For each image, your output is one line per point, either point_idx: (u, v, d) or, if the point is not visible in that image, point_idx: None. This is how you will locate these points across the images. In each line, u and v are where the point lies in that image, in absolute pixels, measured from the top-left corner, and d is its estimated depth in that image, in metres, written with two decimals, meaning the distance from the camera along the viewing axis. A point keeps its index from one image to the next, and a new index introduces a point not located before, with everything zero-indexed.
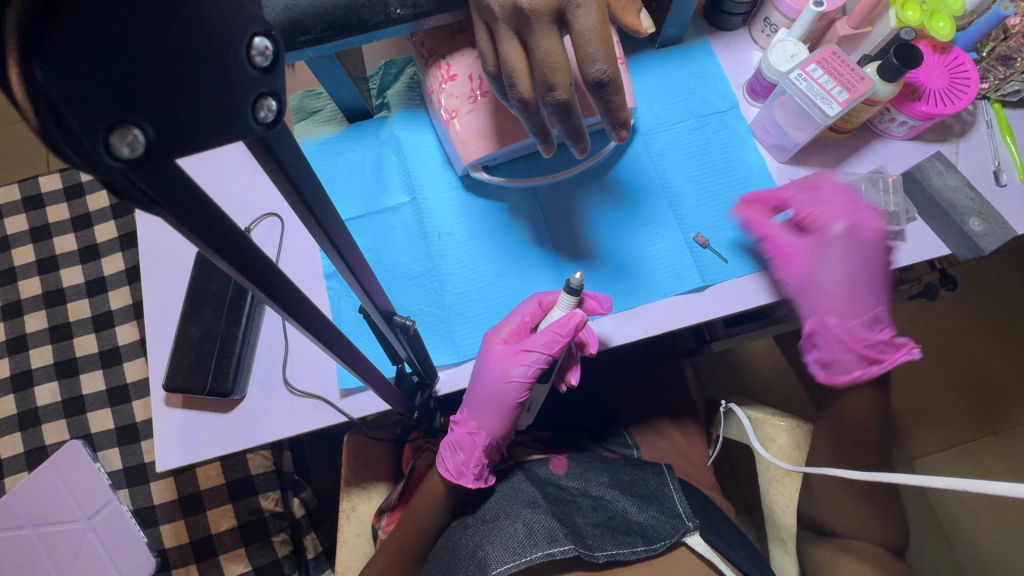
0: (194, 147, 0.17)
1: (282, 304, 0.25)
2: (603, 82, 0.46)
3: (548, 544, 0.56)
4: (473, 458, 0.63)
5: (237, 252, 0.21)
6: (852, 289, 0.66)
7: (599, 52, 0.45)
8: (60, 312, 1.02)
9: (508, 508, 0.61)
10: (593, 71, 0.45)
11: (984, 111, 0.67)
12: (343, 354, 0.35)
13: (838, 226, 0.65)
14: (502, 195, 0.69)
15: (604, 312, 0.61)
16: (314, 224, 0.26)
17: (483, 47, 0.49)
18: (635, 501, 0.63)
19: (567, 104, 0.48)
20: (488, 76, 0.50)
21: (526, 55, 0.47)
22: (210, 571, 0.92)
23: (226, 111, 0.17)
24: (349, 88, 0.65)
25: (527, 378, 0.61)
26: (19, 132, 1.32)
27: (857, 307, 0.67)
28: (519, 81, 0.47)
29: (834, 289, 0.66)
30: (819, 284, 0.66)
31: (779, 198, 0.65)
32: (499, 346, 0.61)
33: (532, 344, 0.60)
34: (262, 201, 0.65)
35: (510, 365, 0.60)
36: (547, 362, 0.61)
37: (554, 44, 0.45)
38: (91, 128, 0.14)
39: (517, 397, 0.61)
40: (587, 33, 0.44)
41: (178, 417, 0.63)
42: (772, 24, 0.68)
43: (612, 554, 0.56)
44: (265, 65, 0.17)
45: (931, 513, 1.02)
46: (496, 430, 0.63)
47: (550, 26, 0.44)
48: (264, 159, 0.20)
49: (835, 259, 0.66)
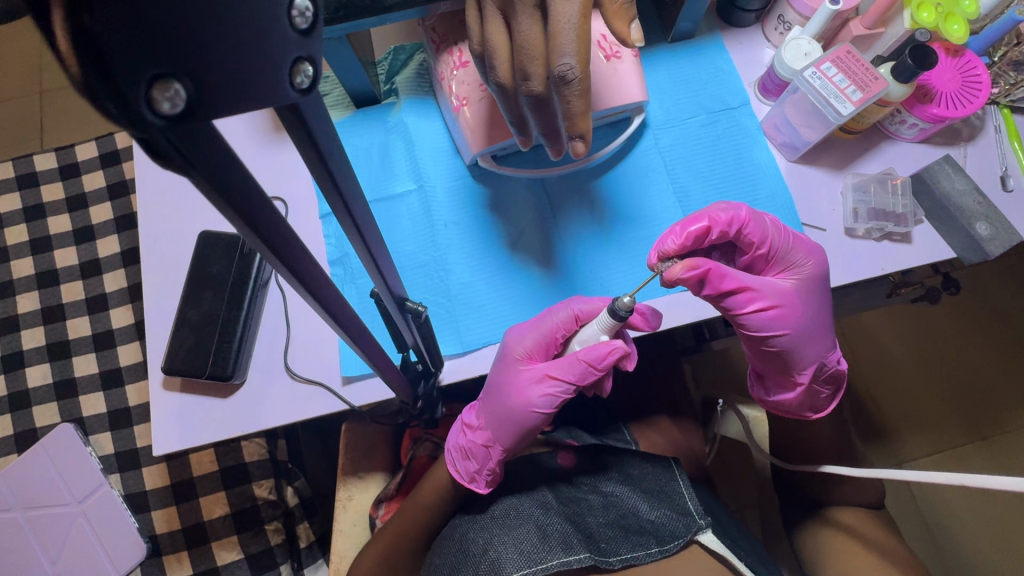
0: (233, 107, 0.16)
1: (302, 279, 0.25)
2: (567, 78, 0.44)
3: (564, 552, 0.56)
4: (484, 467, 0.62)
5: (260, 223, 0.20)
6: (818, 312, 0.61)
7: (570, 45, 0.44)
8: (53, 293, 1.00)
9: (519, 507, 0.62)
10: (559, 64, 0.44)
11: (993, 116, 0.67)
12: (355, 337, 0.34)
13: (806, 259, 0.60)
14: (510, 186, 0.68)
15: (650, 330, 0.59)
16: (338, 199, 0.25)
17: (469, 25, 0.47)
18: (645, 498, 0.63)
19: (543, 98, 0.47)
20: (474, 56, 0.49)
21: (509, 37, 0.46)
22: (202, 557, 0.91)
23: (265, 74, 0.16)
24: (358, 72, 0.64)
25: (550, 405, 0.59)
26: (17, 109, 1.30)
27: (822, 331, 0.62)
28: (499, 65, 0.47)
29: (820, 323, 0.61)
30: (810, 324, 0.60)
31: (744, 221, 0.57)
32: (523, 366, 0.59)
33: (563, 368, 0.58)
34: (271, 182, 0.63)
35: (536, 384, 0.59)
36: (573, 389, 0.59)
37: (535, 30, 0.44)
38: (135, 80, 0.14)
39: (537, 422, 0.60)
40: (563, 23, 0.43)
41: (175, 401, 0.62)
42: (786, 21, 0.68)
43: (626, 559, 0.57)
44: (304, 27, 0.17)
45: (921, 515, 1.03)
46: (510, 447, 0.62)
47: (531, 9, 0.44)
48: (293, 125, 0.20)
49: (803, 292, 0.60)
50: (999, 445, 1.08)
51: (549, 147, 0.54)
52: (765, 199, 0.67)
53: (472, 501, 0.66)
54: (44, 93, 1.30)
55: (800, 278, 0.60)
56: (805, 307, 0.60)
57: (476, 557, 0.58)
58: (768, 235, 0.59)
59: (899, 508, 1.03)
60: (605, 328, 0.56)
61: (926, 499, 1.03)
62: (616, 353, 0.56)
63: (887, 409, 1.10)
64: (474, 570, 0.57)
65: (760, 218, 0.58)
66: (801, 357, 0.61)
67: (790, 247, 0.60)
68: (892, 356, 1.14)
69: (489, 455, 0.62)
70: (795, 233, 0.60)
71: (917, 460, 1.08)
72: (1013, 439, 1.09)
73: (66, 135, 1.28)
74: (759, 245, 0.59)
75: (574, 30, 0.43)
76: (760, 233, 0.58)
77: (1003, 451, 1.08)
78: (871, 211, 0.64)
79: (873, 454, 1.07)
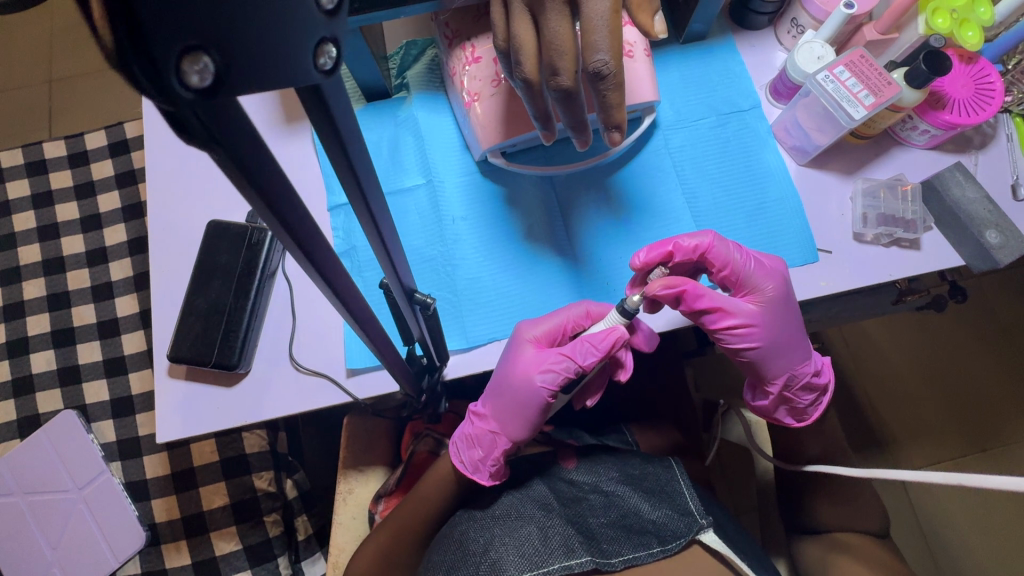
0: (260, 86, 0.16)
1: (315, 263, 0.25)
2: (602, 73, 0.46)
3: (565, 556, 0.56)
4: (490, 456, 0.62)
5: (278, 203, 0.20)
6: (787, 338, 0.60)
7: (604, 41, 0.44)
8: (59, 280, 1.01)
9: (520, 508, 0.61)
10: (594, 60, 0.45)
11: (1005, 124, 0.67)
12: (365, 325, 0.35)
13: (769, 278, 0.59)
14: (517, 183, 0.68)
15: (646, 349, 0.61)
16: (354, 183, 0.25)
17: (495, 21, 0.47)
18: (647, 498, 0.62)
19: (571, 92, 0.47)
20: (498, 52, 0.49)
21: (536, 33, 0.46)
22: (200, 547, 0.91)
23: (292, 54, 0.17)
24: (370, 65, 0.64)
25: (552, 387, 0.59)
26: (25, 97, 1.31)
27: (793, 358, 0.61)
28: (526, 61, 0.46)
29: (793, 335, 0.60)
30: (778, 336, 0.60)
31: (705, 245, 0.58)
32: (531, 346, 0.60)
33: (569, 353, 0.58)
34: (298, 164, 0.64)
35: (541, 371, 0.58)
36: (576, 374, 0.59)
37: (564, 26, 0.44)
38: (166, 51, 0.14)
39: (540, 404, 0.60)
40: (595, 19, 0.44)
41: (180, 388, 0.62)
42: (799, 25, 0.67)
43: (629, 559, 0.56)
44: (330, 7, 0.17)
45: (919, 525, 1.02)
46: (517, 435, 0.61)
47: (561, 6, 0.44)
48: (313, 106, 0.20)
49: (778, 312, 0.59)
50: (999, 457, 1.08)
51: (575, 139, 0.54)
52: (774, 202, 0.67)
53: (473, 499, 0.66)
54: (54, 82, 1.31)
55: (770, 298, 0.59)
56: (782, 329, 0.60)
57: (476, 557, 0.57)
58: (731, 259, 0.58)
59: (899, 517, 1.03)
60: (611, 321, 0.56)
61: (924, 508, 1.03)
62: (615, 335, 0.56)
63: (888, 418, 1.10)
64: (474, 570, 0.56)
65: (724, 242, 0.58)
66: (770, 370, 0.61)
67: (751, 270, 0.58)
68: (894, 365, 1.13)
69: (497, 445, 0.62)
70: (758, 256, 0.59)
71: (917, 469, 1.07)
72: (1014, 451, 1.08)
73: (76, 124, 1.29)
74: (721, 269, 0.59)
75: (606, 25, 0.44)
76: (722, 257, 0.58)
77: (1003, 463, 1.08)
78: (880, 217, 0.64)
79: (870, 462, 1.07)
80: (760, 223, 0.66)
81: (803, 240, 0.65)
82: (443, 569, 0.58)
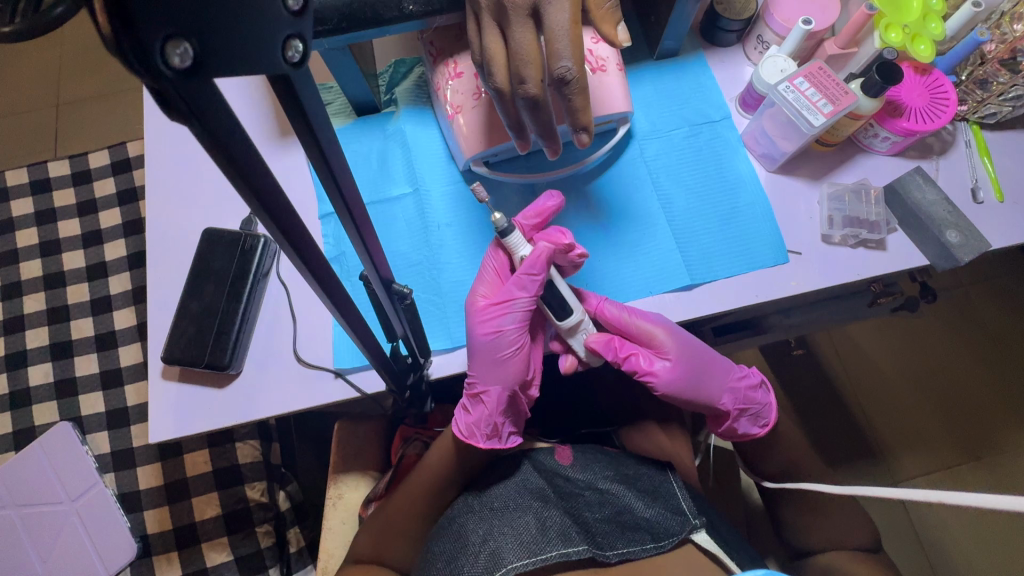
0: (227, 70, 0.19)
1: (289, 238, 0.27)
2: (566, 79, 0.49)
3: (563, 544, 0.57)
4: (483, 419, 0.64)
5: (253, 177, 0.23)
6: (703, 356, 0.67)
7: (567, 50, 0.48)
8: (58, 294, 1.03)
9: (517, 499, 0.62)
10: (558, 67, 0.48)
11: (963, 132, 0.71)
12: (343, 310, 0.37)
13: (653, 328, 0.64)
14: (501, 191, 0.72)
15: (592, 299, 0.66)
16: (325, 168, 0.28)
17: (471, 38, 0.51)
18: (641, 496, 0.63)
19: (537, 99, 0.50)
20: (476, 66, 0.52)
21: (505, 45, 0.50)
22: (192, 559, 0.91)
23: (261, 47, 0.20)
24: (359, 82, 0.68)
25: (513, 325, 0.62)
26: (30, 121, 1.35)
27: (721, 372, 0.68)
28: (497, 71, 0.50)
29: (703, 356, 0.67)
30: (697, 358, 0.66)
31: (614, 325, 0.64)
32: (480, 302, 0.63)
33: (508, 297, 0.61)
34: (291, 170, 0.67)
35: (489, 321, 0.61)
36: (529, 306, 0.62)
37: (528, 38, 0.48)
38: (152, 37, 0.17)
39: (507, 347, 0.62)
40: (556, 30, 0.47)
41: (172, 390, 0.64)
42: (765, 41, 0.72)
43: (623, 554, 0.57)
44: (295, 8, 0.20)
45: (916, 535, 1.04)
46: (499, 383, 0.63)
47: (525, 19, 0.47)
48: (286, 95, 0.23)
49: (685, 343, 0.65)
50: (991, 465, 1.09)
51: (546, 148, 0.57)
52: (745, 206, 0.70)
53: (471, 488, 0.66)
54: (61, 106, 1.36)
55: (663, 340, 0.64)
56: (694, 353, 0.66)
57: (474, 547, 0.58)
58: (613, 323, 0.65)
59: (895, 528, 1.04)
60: (515, 249, 0.61)
61: (922, 522, 1.04)
62: (542, 253, 0.60)
63: (878, 425, 1.11)
64: (473, 561, 0.56)
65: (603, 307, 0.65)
66: (712, 392, 0.68)
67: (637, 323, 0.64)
68: (882, 372, 1.15)
69: (481, 401, 0.64)
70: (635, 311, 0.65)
71: (910, 479, 1.08)
72: (1004, 458, 1.09)
73: (79, 146, 1.33)
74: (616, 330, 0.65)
75: (568, 35, 0.48)
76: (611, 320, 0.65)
77: (996, 471, 1.08)
78: (845, 219, 0.67)
79: (862, 471, 1.08)
80: (733, 227, 0.69)
81: (774, 243, 0.67)
82: (443, 559, 0.58)
